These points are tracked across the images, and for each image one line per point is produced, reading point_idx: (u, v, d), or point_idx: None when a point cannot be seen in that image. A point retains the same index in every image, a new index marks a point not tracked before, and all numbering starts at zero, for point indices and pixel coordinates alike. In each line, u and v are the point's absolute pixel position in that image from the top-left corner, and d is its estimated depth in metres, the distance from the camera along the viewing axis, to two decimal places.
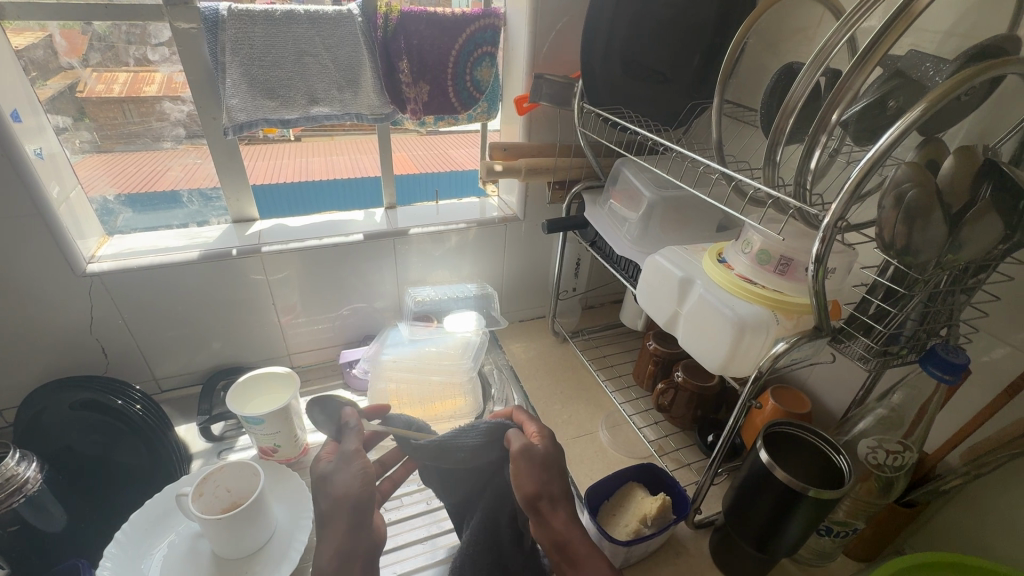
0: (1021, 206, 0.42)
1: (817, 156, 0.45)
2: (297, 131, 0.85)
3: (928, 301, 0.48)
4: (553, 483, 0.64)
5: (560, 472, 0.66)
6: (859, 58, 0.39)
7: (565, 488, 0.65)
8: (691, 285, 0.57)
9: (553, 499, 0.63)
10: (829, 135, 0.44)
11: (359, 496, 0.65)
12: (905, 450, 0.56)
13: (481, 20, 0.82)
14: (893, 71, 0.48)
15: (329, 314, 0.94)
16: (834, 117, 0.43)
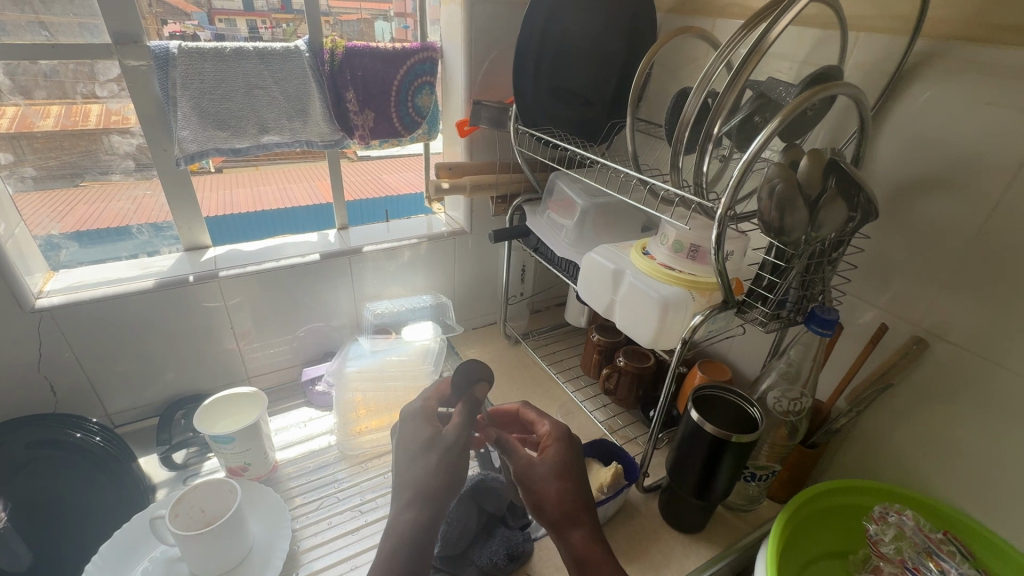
0: (856, 193, 0.55)
1: (708, 160, 0.56)
2: (219, 163, 0.85)
3: (805, 272, 0.60)
4: (571, 490, 0.64)
5: (572, 476, 0.65)
6: (728, 84, 0.50)
7: (579, 494, 0.64)
8: (622, 276, 0.67)
9: (572, 511, 0.63)
10: (714, 143, 0.55)
11: (438, 466, 0.65)
12: (803, 396, 0.68)
13: (420, 53, 0.90)
14: (758, 91, 0.61)
15: (288, 335, 0.97)
16: (717, 129, 0.54)
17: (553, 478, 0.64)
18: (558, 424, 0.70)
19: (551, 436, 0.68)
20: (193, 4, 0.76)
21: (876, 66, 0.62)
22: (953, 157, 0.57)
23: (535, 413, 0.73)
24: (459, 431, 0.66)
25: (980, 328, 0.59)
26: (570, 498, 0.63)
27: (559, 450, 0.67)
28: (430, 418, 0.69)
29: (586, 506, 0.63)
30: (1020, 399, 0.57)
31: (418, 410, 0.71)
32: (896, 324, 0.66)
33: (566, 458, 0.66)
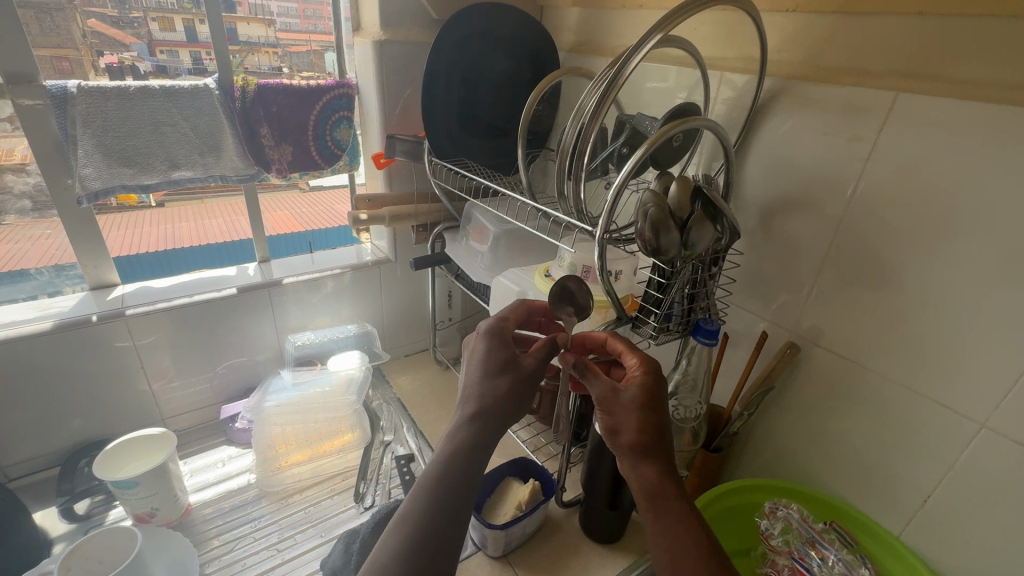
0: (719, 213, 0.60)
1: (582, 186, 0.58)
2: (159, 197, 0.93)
3: (688, 286, 0.66)
4: (651, 426, 0.54)
5: (657, 413, 0.55)
6: (593, 111, 0.53)
7: (660, 430, 0.55)
8: (526, 297, 0.71)
9: (648, 447, 0.54)
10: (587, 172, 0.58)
11: (510, 392, 0.56)
12: (700, 403, 0.72)
13: (336, 89, 0.92)
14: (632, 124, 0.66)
15: (207, 372, 0.94)
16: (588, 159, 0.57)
17: (637, 414, 0.54)
18: (647, 355, 0.58)
19: (634, 366, 0.57)
20: (133, 36, 0.80)
21: (738, 101, 0.69)
22: (805, 180, 0.65)
23: (620, 341, 0.60)
24: (540, 363, 0.58)
25: (840, 330, 0.66)
26: (647, 433, 0.54)
27: (642, 383, 0.55)
28: (508, 342, 0.59)
29: (663, 447, 0.54)
30: (874, 391, 0.64)
31: (493, 333, 0.59)
32: (775, 330, 0.73)
33: (647, 395, 0.55)
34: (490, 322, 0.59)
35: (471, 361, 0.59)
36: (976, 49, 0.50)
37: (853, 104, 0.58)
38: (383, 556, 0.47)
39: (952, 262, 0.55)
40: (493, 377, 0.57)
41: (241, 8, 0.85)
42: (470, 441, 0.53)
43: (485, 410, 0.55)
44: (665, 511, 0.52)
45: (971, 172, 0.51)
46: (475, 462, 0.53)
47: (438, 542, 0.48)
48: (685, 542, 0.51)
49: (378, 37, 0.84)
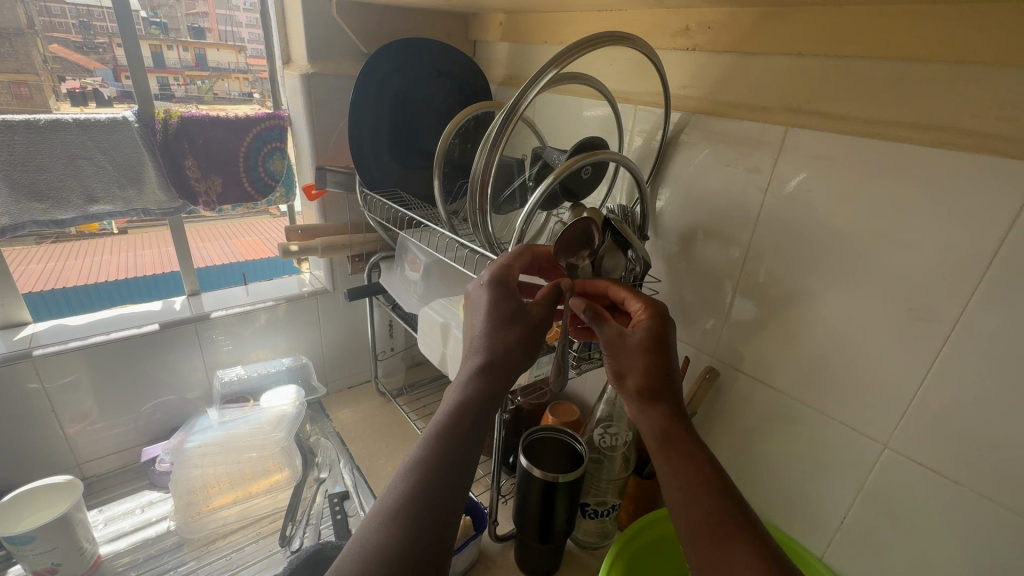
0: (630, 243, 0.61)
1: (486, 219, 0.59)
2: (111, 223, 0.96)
3: None
4: (660, 368, 0.50)
5: (664, 355, 0.52)
6: (492, 141, 0.54)
7: (667, 373, 0.51)
8: (449, 328, 0.70)
9: (657, 390, 0.50)
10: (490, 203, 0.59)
11: (516, 342, 0.53)
12: (623, 430, 0.74)
13: (266, 121, 0.92)
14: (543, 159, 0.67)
15: (128, 413, 0.90)
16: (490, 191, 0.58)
17: (646, 357, 0.51)
18: (653, 299, 0.55)
19: (642, 309, 0.54)
20: (98, 61, 0.83)
21: (652, 134, 0.72)
22: (717, 209, 0.67)
23: (626, 286, 0.57)
24: (547, 311, 0.55)
25: (756, 353, 0.67)
26: (655, 377, 0.50)
27: (651, 327, 0.53)
28: (512, 290, 0.55)
29: (671, 391, 0.51)
30: (788, 413, 0.65)
31: (497, 280, 0.55)
32: (699, 355, 0.74)
33: (654, 338, 0.52)
34: (493, 269, 0.55)
35: (475, 311, 0.55)
36: (851, 88, 0.53)
37: (754, 137, 0.61)
38: (386, 506, 0.44)
39: (848, 288, 0.57)
40: (498, 327, 0.53)
41: (211, 35, 0.93)
42: (478, 395, 0.50)
43: (491, 362, 0.52)
44: (676, 456, 0.48)
45: (856, 201, 0.54)
46: (483, 414, 0.50)
47: (445, 493, 0.45)
48: (696, 485, 0.46)
49: (306, 70, 0.84)
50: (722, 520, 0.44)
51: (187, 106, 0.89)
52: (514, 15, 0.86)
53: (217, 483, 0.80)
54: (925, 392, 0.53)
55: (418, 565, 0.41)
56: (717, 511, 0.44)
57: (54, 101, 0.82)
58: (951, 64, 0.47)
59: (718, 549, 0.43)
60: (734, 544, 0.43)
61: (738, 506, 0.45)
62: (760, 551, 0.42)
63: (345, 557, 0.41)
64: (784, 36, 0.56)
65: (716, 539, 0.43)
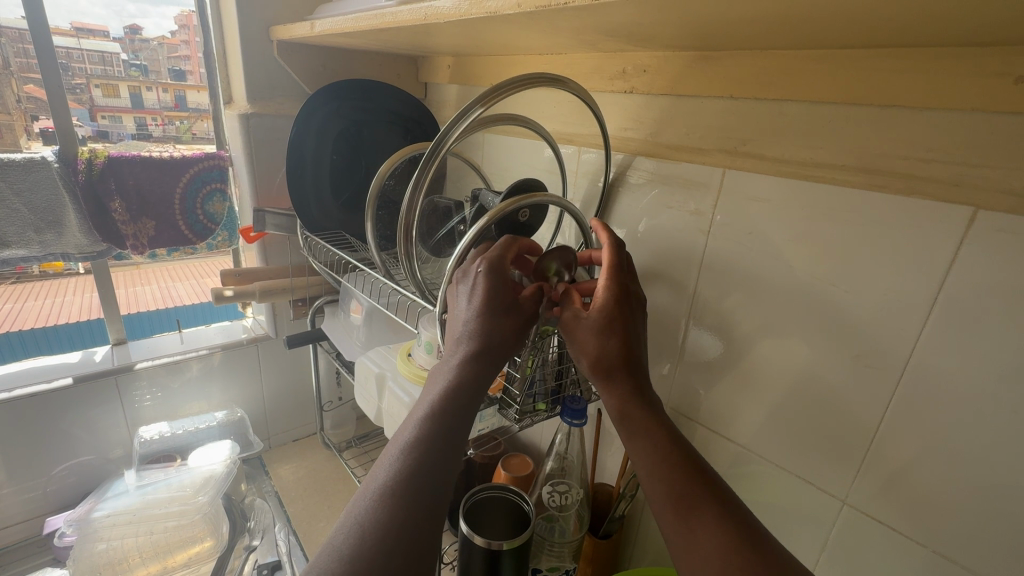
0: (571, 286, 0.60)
1: (413, 264, 0.57)
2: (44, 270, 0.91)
3: (550, 362, 0.63)
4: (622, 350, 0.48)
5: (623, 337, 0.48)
6: (417, 179, 0.52)
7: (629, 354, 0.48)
8: (385, 379, 0.66)
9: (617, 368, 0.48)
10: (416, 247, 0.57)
11: (511, 329, 0.47)
12: (572, 487, 0.69)
13: (204, 161, 0.87)
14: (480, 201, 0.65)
15: (33, 479, 0.81)
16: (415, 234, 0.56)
17: (605, 332, 0.48)
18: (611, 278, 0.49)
19: (607, 280, 0.50)
20: (76, 100, 0.81)
21: (596, 176, 0.71)
22: (662, 251, 0.65)
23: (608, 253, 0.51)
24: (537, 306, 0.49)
25: (709, 402, 0.64)
26: (611, 351, 0.48)
27: (614, 302, 0.49)
28: (507, 278, 0.48)
29: (626, 367, 0.48)
30: (743, 465, 0.62)
31: (493, 265, 0.48)
32: None
33: (613, 314, 0.48)
34: (494, 251, 0.48)
35: (463, 293, 0.48)
36: (784, 130, 0.52)
37: (695, 178, 0.59)
38: (378, 485, 0.38)
39: (796, 332, 0.54)
40: (492, 312, 0.46)
41: (192, 77, 0.92)
42: (471, 380, 0.44)
43: (484, 347, 0.46)
44: (637, 431, 0.46)
45: (796, 243, 0.53)
46: (478, 393, 0.44)
47: (442, 473, 0.40)
48: (662, 461, 0.45)
49: (245, 109, 0.82)
50: (694, 495, 0.42)
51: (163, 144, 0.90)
52: (462, 58, 0.86)
53: (127, 557, 0.71)
54: (879, 444, 0.50)
55: (416, 551, 0.35)
56: (683, 487, 0.43)
57: (25, 140, 0.78)
58: (884, 107, 0.46)
59: (681, 521, 0.42)
60: (708, 519, 0.41)
61: (719, 484, 0.43)
62: (746, 531, 0.40)
63: (336, 539, 0.35)
64: (716, 79, 0.56)
65: (682, 514, 0.42)
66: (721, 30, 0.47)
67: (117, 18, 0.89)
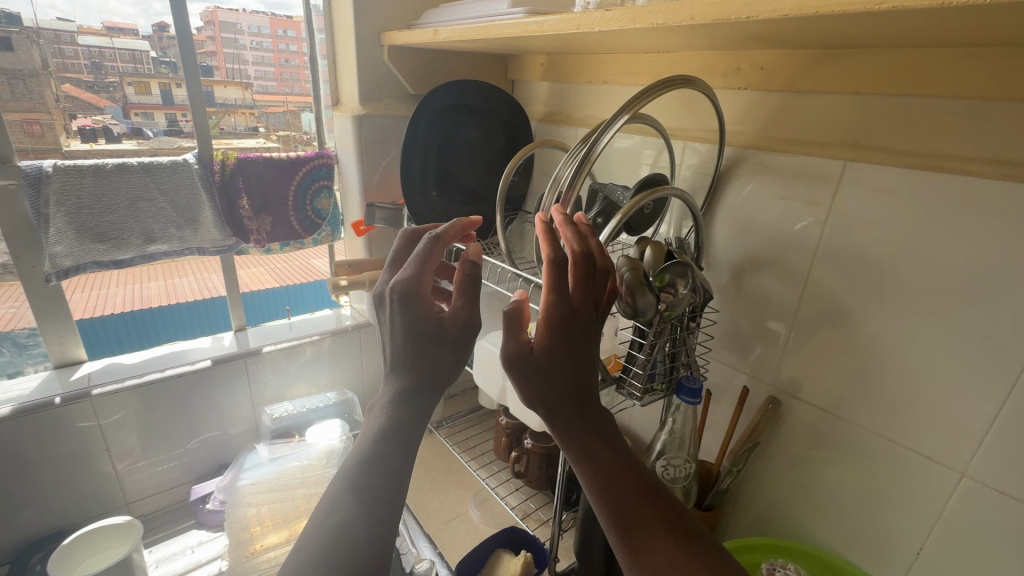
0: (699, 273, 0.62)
1: None
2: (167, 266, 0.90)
3: (669, 346, 0.67)
4: (565, 380, 0.43)
5: (570, 369, 0.43)
6: (568, 184, 0.56)
7: (575, 385, 0.44)
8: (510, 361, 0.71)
9: (562, 399, 0.43)
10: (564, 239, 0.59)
11: (437, 350, 0.47)
12: (688, 461, 0.72)
13: (315, 160, 0.94)
14: (603, 193, 0.68)
15: (174, 451, 0.90)
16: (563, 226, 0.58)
17: (549, 379, 0.43)
18: (562, 311, 0.43)
19: (549, 316, 0.43)
20: (108, 98, 0.80)
21: (702, 167, 0.74)
22: (770, 240, 0.69)
23: (549, 278, 0.44)
24: (462, 319, 0.48)
25: (816, 382, 0.68)
26: (552, 390, 0.44)
27: (554, 342, 0.43)
28: (422, 305, 0.47)
29: (571, 404, 0.43)
30: (855, 442, 0.65)
31: (405, 291, 0.47)
32: (755, 384, 0.74)
33: (552, 359, 0.43)
34: (399, 280, 0.47)
35: (385, 324, 0.49)
36: (910, 123, 0.55)
37: (810, 172, 0.63)
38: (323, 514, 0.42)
39: (916, 314, 0.57)
40: (414, 347, 0.47)
41: (217, 72, 0.87)
42: (398, 403, 0.46)
43: (409, 371, 0.47)
44: (587, 466, 0.43)
45: (918, 231, 0.56)
46: (412, 427, 0.46)
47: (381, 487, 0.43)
48: (610, 491, 0.42)
49: (358, 111, 0.88)
50: (644, 525, 0.41)
51: (194, 141, 0.87)
52: (556, 56, 0.90)
53: (271, 520, 0.79)
54: (1005, 419, 0.53)
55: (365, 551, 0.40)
56: (633, 517, 0.41)
57: (64, 138, 0.77)
58: (1019, 102, 0.48)
59: (636, 553, 0.40)
60: (654, 543, 0.40)
61: (673, 508, 0.42)
62: (693, 548, 0.40)
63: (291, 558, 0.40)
64: (838, 76, 0.59)
65: (631, 544, 0.41)
66: (862, 34, 0.50)
67: (144, 16, 0.80)
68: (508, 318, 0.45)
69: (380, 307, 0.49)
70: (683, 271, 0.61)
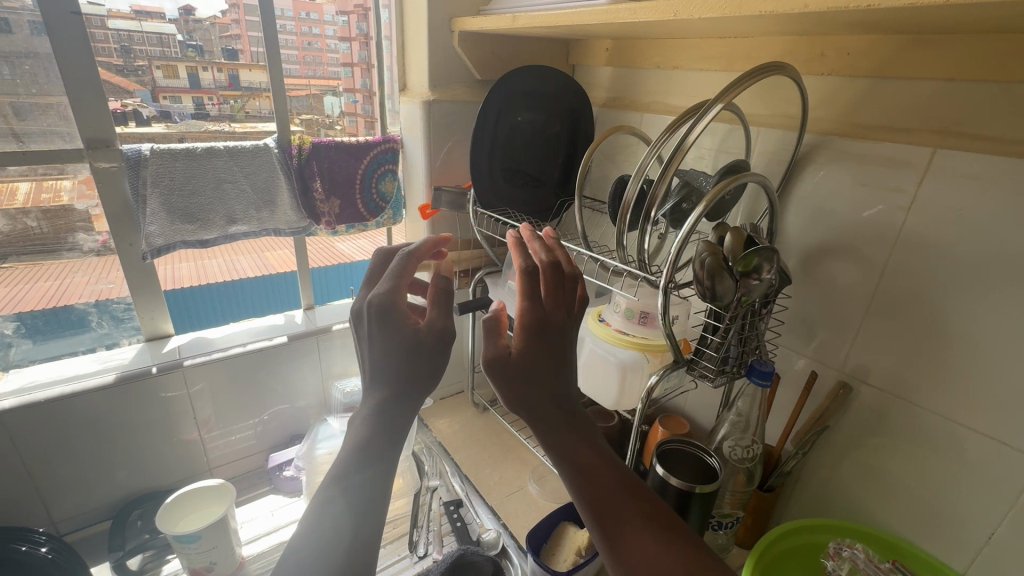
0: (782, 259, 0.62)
1: (648, 239, 0.61)
2: (224, 249, 0.92)
3: (742, 331, 0.68)
4: (544, 381, 0.46)
5: (549, 370, 0.46)
6: (660, 174, 0.58)
7: (553, 385, 0.46)
8: (583, 342, 0.74)
9: (541, 399, 0.46)
10: (652, 224, 0.61)
11: (416, 365, 0.46)
12: (755, 443, 0.74)
13: (382, 145, 0.97)
14: (684, 179, 0.70)
15: (248, 421, 0.94)
16: (653, 212, 0.60)
17: (529, 380, 0.46)
18: (535, 315, 0.47)
19: (525, 321, 0.47)
20: (136, 82, 0.77)
21: (778, 154, 0.74)
22: (845, 227, 0.69)
23: (521, 285, 0.48)
24: (440, 330, 0.48)
25: (889, 369, 0.68)
26: (533, 391, 0.46)
27: (530, 345, 0.46)
28: (400, 316, 0.47)
29: (552, 405, 0.46)
30: (927, 430, 0.66)
31: (383, 304, 0.47)
32: (823, 370, 0.75)
33: (533, 360, 0.46)
34: (378, 295, 0.47)
35: (362, 338, 0.48)
36: (1006, 110, 0.54)
37: (895, 158, 0.63)
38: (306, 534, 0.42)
39: (1002, 302, 0.57)
40: (392, 362, 0.45)
41: (244, 56, 0.85)
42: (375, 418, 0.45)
43: (387, 384, 0.45)
44: (567, 464, 0.46)
45: (1010, 218, 0.55)
46: (392, 439, 0.45)
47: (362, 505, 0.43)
48: (590, 486, 0.45)
49: (427, 97, 0.90)
50: (624, 517, 0.43)
51: (220, 126, 0.86)
52: (623, 41, 0.90)
53: None
54: None
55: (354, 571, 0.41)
56: (613, 510, 0.44)
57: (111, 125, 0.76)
58: None
59: (618, 545, 0.43)
60: (635, 532, 0.42)
61: (648, 499, 0.45)
62: (670, 533, 0.43)
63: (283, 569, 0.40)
64: (933, 62, 0.58)
65: (614, 536, 0.43)
66: (971, 21, 0.50)
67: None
68: (488, 323, 0.47)
69: (358, 324, 0.49)
70: (771, 255, 0.61)
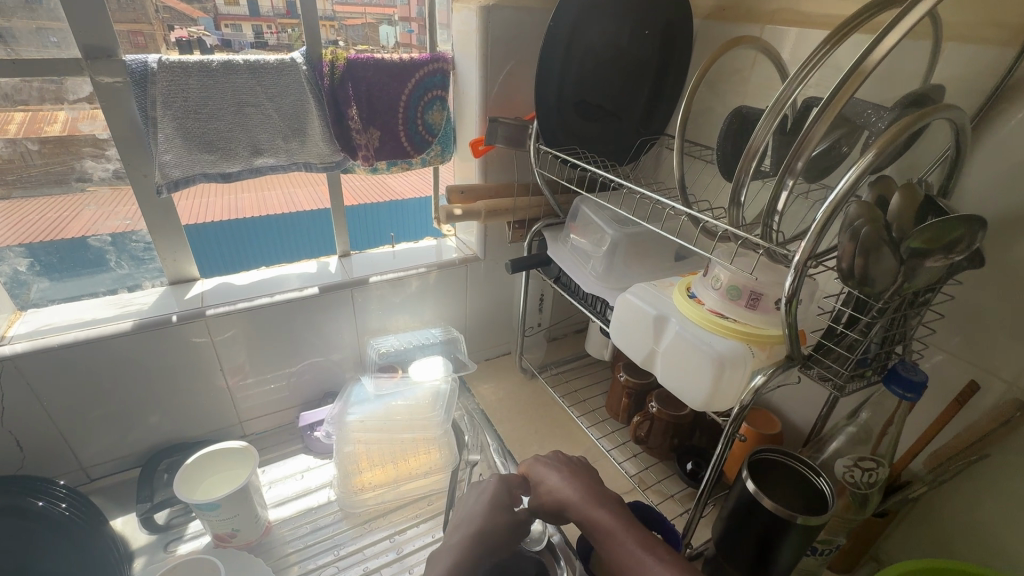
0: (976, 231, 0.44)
1: (785, 199, 0.45)
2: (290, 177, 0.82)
3: (888, 325, 0.51)
4: (557, 479, 0.62)
5: (564, 478, 0.62)
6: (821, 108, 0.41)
7: (568, 482, 0.61)
8: (666, 322, 0.58)
9: (561, 490, 0.60)
10: (796, 178, 0.44)
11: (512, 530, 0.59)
12: (879, 465, 0.58)
13: (431, 65, 0.81)
14: (840, 117, 0.53)
15: (278, 374, 0.87)
16: (799, 163, 0.43)
17: (540, 485, 0.63)
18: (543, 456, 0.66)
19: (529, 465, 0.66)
20: (200, 9, 0.68)
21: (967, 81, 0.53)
22: None
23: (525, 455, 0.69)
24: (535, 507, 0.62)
25: None
26: (558, 493, 0.60)
27: (538, 467, 0.65)
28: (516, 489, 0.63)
29: (568, 488, 0.60)
30: None
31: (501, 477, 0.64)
32: (988, 381, 0.56)
33: (553, 475, 0.63)
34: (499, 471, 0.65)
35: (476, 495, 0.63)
36: None
37: None
38: None
39: None
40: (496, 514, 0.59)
41: None
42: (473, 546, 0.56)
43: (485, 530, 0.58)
44: (590, 524, 0.55)
45: None
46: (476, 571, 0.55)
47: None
48: (610, 544, 0.53)
49: (486, 2, 0.73)
50: (641, 560, 0.50)
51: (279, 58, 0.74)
52: None
53: (373, 457, 0.79)
54: None
55: None
56: (630, 557, 0.51)
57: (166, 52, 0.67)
58: None
59: None
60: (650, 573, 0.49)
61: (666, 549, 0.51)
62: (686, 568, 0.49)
63: None
64: None
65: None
66: None
67: None
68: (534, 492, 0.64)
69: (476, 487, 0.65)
70: (966, 230, 0.43)
